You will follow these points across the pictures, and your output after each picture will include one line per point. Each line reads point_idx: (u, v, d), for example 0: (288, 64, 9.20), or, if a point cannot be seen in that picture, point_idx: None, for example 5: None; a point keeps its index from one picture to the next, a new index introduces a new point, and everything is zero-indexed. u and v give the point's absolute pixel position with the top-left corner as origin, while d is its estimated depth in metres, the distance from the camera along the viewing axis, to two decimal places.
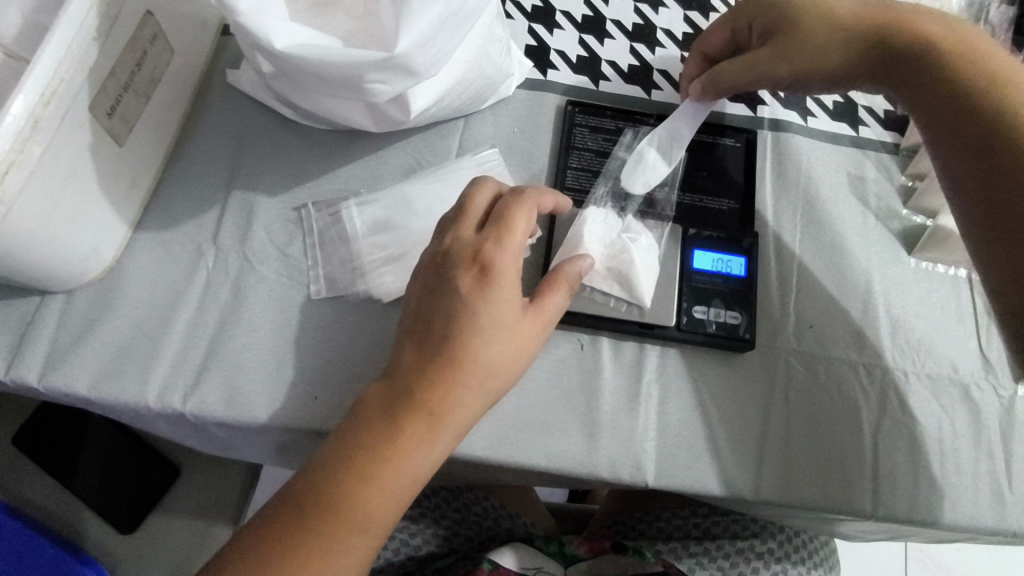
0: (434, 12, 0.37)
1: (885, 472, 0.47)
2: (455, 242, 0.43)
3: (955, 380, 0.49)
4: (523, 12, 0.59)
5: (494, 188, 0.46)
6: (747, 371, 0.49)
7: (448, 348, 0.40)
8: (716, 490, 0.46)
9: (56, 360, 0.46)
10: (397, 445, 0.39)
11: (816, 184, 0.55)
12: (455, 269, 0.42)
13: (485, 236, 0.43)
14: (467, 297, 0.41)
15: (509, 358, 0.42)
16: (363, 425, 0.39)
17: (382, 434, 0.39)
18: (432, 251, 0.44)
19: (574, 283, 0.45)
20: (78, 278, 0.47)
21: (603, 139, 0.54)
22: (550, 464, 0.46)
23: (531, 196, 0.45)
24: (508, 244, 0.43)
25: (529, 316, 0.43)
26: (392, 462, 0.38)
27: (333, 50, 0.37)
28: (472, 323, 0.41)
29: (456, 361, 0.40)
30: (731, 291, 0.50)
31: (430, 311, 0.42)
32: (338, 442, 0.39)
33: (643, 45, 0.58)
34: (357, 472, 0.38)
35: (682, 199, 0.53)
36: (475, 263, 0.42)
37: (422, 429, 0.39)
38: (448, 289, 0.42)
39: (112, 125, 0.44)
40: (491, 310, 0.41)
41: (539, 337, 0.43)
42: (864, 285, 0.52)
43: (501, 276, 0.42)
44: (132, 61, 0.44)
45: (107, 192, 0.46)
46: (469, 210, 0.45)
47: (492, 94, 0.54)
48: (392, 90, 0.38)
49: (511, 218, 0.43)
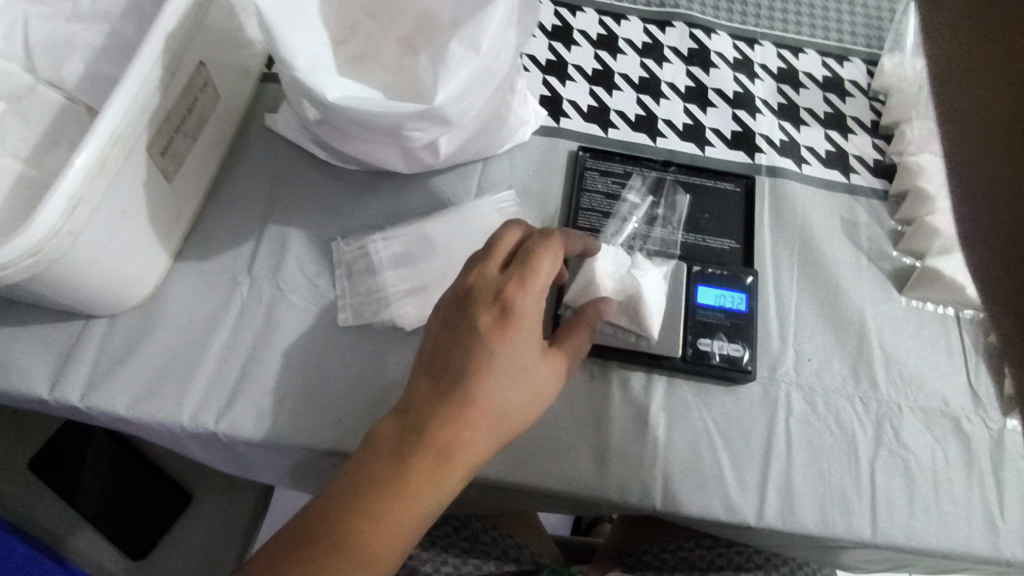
0: (469, 69, 0.41)
1: (882, 500, 0.49)
2: (478, 278, 0.43)
3: (947, 413, 0.52)
4: (538, 65, 0.64)
5: (522, 229, 0.47)
6: (750, 402, 0.52)
7: (462, 389, 0.40)
8: (720, 515, 0.48)
9: (97, 381, 0.49)
10: (405, 486, 0.38)
11: (812, 226, 0.59)
12: (475, 306, 0.42)
13: (509, 276, 0.43)
14: (486, 337, 0.41)
15: (523, 402, 0.42)
16: (375, 461, 0.39)
17: (392, 472, 0.38)
18: (454, 287, 0.44)
19: (592, 326, 0.48)
20: (122, 304, 0.50)
21: (613, 182, 0.58)
22: (563, 487, 0.48)
23: (558, 240, 0.46)
24: (531, 286, 0.43)
25: (544, 360, 0.44)
26: (402, 503, 0.38)
27: (376, 102, 0.41)
28: (488, 366, 0.40)
29: (471, 403, 0.39)
30: (733, 325, 0.53)
31: (446, 349, 0.41)
32: (348, 478, 0.38)
33: (649, 96, 0.63)
34: (364, 513, 0.37)
35: (686, 239, 0.57)
36: (496, 303, 0.42)
37: (431, 470, 0.38)
38: (467, 327, 0.41)
39: (163, 164, 0.48)
40: (509, 350, 0.41)
41: (551, 383, 0.44)
42: (858, 321, 0.55)
43: (521, 318, 0.42)
44: (184, 106, 0.49)
45: (154, 225, 0.49)
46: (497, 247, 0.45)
47: (510, 140, 0.58)
48: (428, 137, 0.42)
49: (537, 261, 0.44)
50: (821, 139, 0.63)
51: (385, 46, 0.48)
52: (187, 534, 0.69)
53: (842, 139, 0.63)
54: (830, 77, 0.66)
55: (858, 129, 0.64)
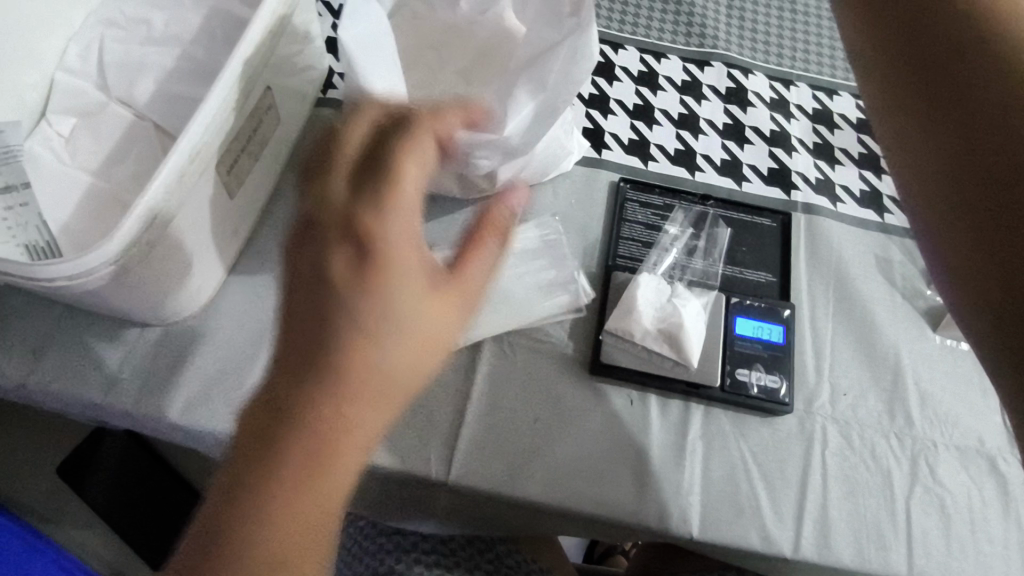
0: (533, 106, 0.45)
1: (917, 536, 0.49)
2: (326, 200, 0.36)
3: (982, 453, 0.52)
4: (581, 98, 0.66)
5: (369, 124, 0.39)
6: (786, 433, 0.52)
7: (327, 352, 0.33)
8: (757, 545, 0.48)
9: (151, 388, 0.50)
10: (312, 478, 0.32)
11: (846, 263, 0.60)
12: (330, 243, 0.35)
13: (375, 173, 0.37)
14: (343, 287, 0.34)
15: (409, 363, 0.36)
16: (264, 443, 0.33)
17: (280, 453, 0.32)
18: (301, 218, 0.37)
19: (505, 232, 0.41)
20: (178, 313, 0.52)
21: (653, 214, 0.60)
22: (601, 510, 0.49)
23: (428, 127, 0.40)
24: (396, 195, 0.36)
25: (437, 296, 0.37)
26: (309, 490, 0.32)
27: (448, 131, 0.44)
28: (368, 322, 0.34)
29: (345, 369, 0.33)
30: (771, 356, 0.54)
31: (294, 306, 0.35)
32: (247, 460, 0.33)
33: (688, 131, 0.65)
34: (273, 520, 0.32)
35: (724, 271, 0.58)
36: (353, 234, 0.35)
37: (323, 455, 0.33)
38: (319, 272, 0.35)
39: (229, 180, 0.50)
40: (389, 299, 0.35)
41: (456, 318, 0.38)
42: (893, 358, 0.56)
43: (389, 253, 0.35)
44: (251, 127, 0.51)
45: (215, 239, 0.51)
46: (345, 146, 0.38)
47: (555, 168, 0.60)
48: (491, 164, 0.47)
49: (401, 171, 0.37)
50: (855, 179, 0.65)
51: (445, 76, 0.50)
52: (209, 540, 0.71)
53: (875, 179, 0.65)
54: (864, 119, 0.68)
55: None
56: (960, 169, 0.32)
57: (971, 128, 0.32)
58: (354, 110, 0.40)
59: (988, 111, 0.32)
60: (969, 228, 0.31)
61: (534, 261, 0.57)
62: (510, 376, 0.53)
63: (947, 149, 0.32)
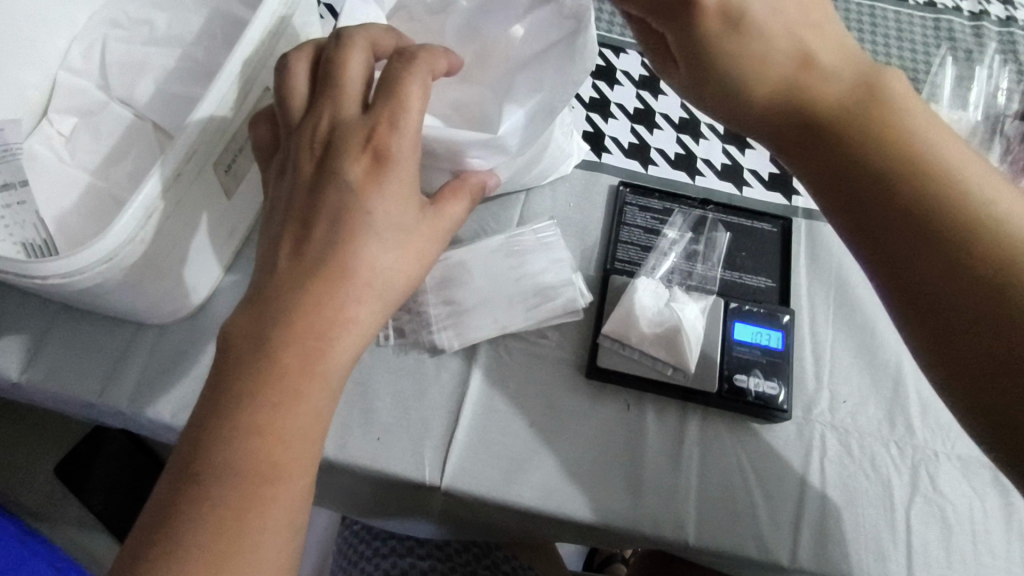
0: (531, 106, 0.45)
1: (916, 547, 0.49)
2: (340, 119, 0.41)
3: (985, 463, 0.52)
4: (581, 102, 0.66)
5: (365, 45, 0.43)
6: (784, 441, 0.52)
7: (327, 265, 0.38)
8: (754, 554, 0.48)
9: (147, 388, 0.51)
10: (298, 383, 0.37)
11: (847, 269, 0.59)
12: (344, 151, 0.40)
13: (375, 115, 0.41)
14: (359, 179, 0.40)
15: (406, 261, 0.41)
16: (264, 358, 0.37)
17: (282, 370, 0.37)
18: (307, 142, 0.42)
19: (474, 194, 0.45)
20: (174, 314, 0.52)
21: (651, 218, 0.60)
22: (595, 516, 0.48)
23: (422, 61, 0.42)
24: (403, 126, 0.40)
25: (420, 220, 0.42)
26: (295, 399, 0.37)
27: (444, 130, 0.44)
28: (366, 211, 0.39)
29: (343, 275, 0.38)
30: (770, 362, 0.53)
31: (310, 201, 0.40)
32: (244, 371, 0.37)
33: (688, 136, 0.65)
34: (261, 430, 0.36)
35: (723, 276, 0.58)
36: (367, 148, 0.40)
37: (309, 365, 0.37)
38: (335, 175, 0.40)
39: (227, 181, 0.50)
40: (385, 203, 0.40)
41: (433, 243, 0.43)
42: (894, 365, 0.55)
43: (396, 158, 0.40)
44: None
45: (212, 240, 0.51)
46: (347, 86, 0.42)
47: (554, 171, 0.60)
48: (487, 165, 0.46)
49: (403, 91, 0.40)
50: None
51: None
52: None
53: None
54: None
55: None
56: (935, 333, 0.34)
57: (947, 297, 0.34)
58: (355, 29, 0.44)
59: (963, 281, 0.34)
60: (964, 386, 0.34)
61: (532, 264, 0.56)
62: (506, 379, 0.53)
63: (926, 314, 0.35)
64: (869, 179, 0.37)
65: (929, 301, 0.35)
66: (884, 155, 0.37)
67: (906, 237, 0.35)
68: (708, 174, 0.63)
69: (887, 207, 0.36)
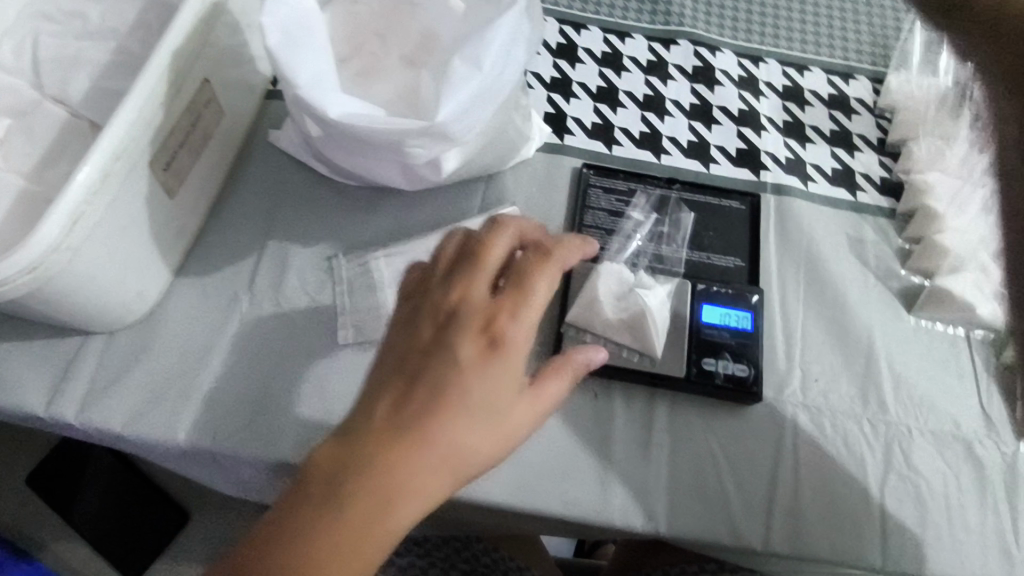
0: (472, 86, 0.42)
1: (892, 526, 0.48)
2: (467, 297, 0.39)
3: (958, 436, 0.51)
4: (541, 82, 0.64)
5: (512, 234, 0.42)
6: (755, 423, 0.51)
7: (425, 419, 0.35)
8: (727, 540, 0.47)
9: (96, 398, 0.49)
10: (355, 523, 0.33)
11: (818, 245, 0.58)
12: (460, 329, 0.38)
13: (499, 303, 0.39)
14: (466, 366, 0.37)
15: (489, 445, 0.37)
16: (334, 491, 0.33)
17: (346, 505, 0.33)
18: (438, 296, 0.40)
19: (577, 372, 0.42)
20: (121, 320, 0.50)
21: (616, 200, 0.58)
22: (564, 508, 0.47)
23: (555, 261, 0.42)
24: (523, 315, 0.39)
25: (518, 399, 0.38)
26: (347, 542, 0.33)
27: (378, 120, 0.41)
28: (462, 392, 0.36)
29: (431, 439, 0.35)
30: (739, 344, 0.52)
31: (414, 367, 0.37)
32: (311, 498, 0.33)
33: (654, 114, 0.63)
34: (310, 565, 0.32)
35: (690, 257, 0.56)
36: (484, 332, 0.38)
37: (381, 509, 0.33)
38: (445, 350, 0.37)
39: (165, 179, 0.48)
40: (484, 384, 0.37)
41: (527, 425, 0.39)
42: (866, 341, 0.54)
43: (509, 343, 0.38)
44: (188, 123, 0.49)
45: (155, 240, 0.49)
46: (488, 257, 0.41)
47: (514, 156, 0.58)
48: (428, 154, 0.42)
49: (530, 289, 0.40)
50: (826, 157, 0.63)
51: (387, 62, 0.48)
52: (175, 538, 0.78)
53: (848, 156, 0.63)
54: (836, 95, 0.65)
55: (865, 146, 0.63)
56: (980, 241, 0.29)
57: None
58: (508, 217, 0.43)
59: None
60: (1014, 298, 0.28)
61: None
62: None
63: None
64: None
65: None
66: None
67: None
68: (673, 153, 0.61)
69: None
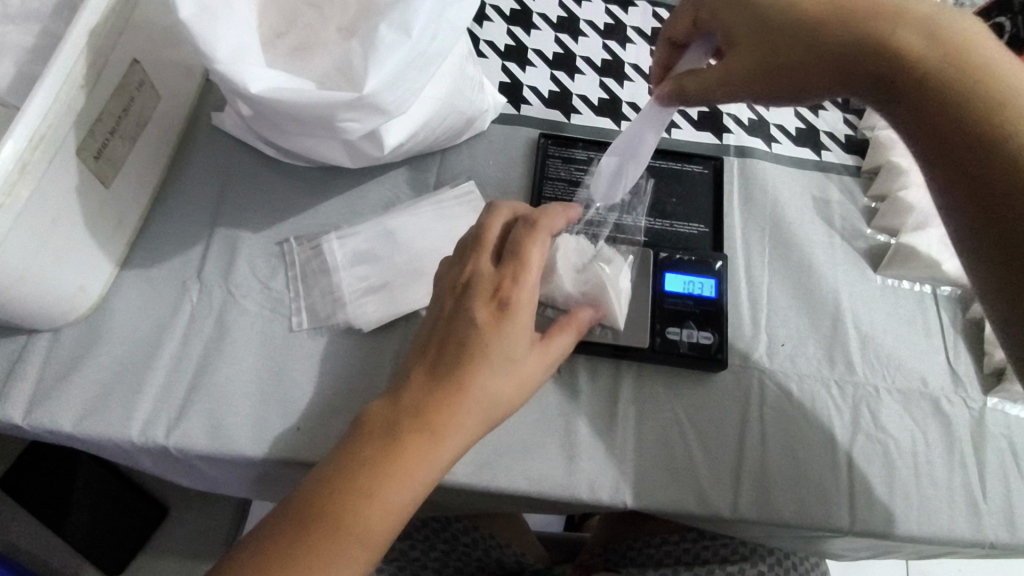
0: (402, 54, 0.41)
1: (862, 486, 0.47)
2: (474, 272, 0.44)
3: (925, 394, 0.51)
4: (496, 52, 0.62)
5: (510, 214, 0.48)
6: (722, 391, 0.50)
7: (456, 373, 0.40)
8: (696, 509, 0.46)
9: (41, 398, 0.46)
10: (400, 458, 0.38)
11: (782, 206, 0.57)
12: (473, 300, 0.43)
13: (504, 272, 0.44)
14: (481, 328, 0.41)
15: (511, 389, 0.42)
16: (380, 437, 0.39)
17: (390, 447, 0.38)
18: (453, 277, 0.45)
19: (582, 329, 0.46)
20: (64, 316, 0.48)
21: (575, 169, 0.57)
22: (530, 487, 0.46)
23: (543, 228, 0.46)
24: (524, 280, 0.43)
25: (533, 352, 0.43)
26: (396, 473, 0.38)
27: (308, 94, 0.41)
28: (484, 348, 0.41)
29: (461, 387, 0.40)
30: (703, 312, 0.51)
31: (442, 335, 0.42)
32: (360, 445, 0.39)
33: (613, 79, 0.62)
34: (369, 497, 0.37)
35: (652, 225, 0.55)
36: (494, 298, 0.43)
37: (423, 446, 0.39)
38: (463, 318, 0.42)
39: (98, 168, 0.46)
40: (503, 345, 0.41)
41: (541, 374, 0.44)
42: (832, 302, 0.53)
43: (517, 308, 0.42)
44: (118, 107, 0.47)
45: (93, 231, 0.47)
46: (488, 241, 0.46)
47: (468, 130, 0.56)
48: (363, 126, 0.43)
49: (527, 254, 0.44)
50: (790, 118, 0.61)
51: (324, 34, 0.46)
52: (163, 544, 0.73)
53: (812, 115, 0.61)
54: None
55: (829, 104, 0.62)
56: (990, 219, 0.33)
57: (981, 175, 0.33)
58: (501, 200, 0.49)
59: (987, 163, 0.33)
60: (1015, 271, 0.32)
61: (451, 228, 0.54)
62: None
63: (972, 191, 0.33)
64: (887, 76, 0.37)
65: (970, 180, 0.33)
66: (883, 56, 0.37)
67: (931, 131, 0.35)
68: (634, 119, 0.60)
69: (909, 97, 0.36)
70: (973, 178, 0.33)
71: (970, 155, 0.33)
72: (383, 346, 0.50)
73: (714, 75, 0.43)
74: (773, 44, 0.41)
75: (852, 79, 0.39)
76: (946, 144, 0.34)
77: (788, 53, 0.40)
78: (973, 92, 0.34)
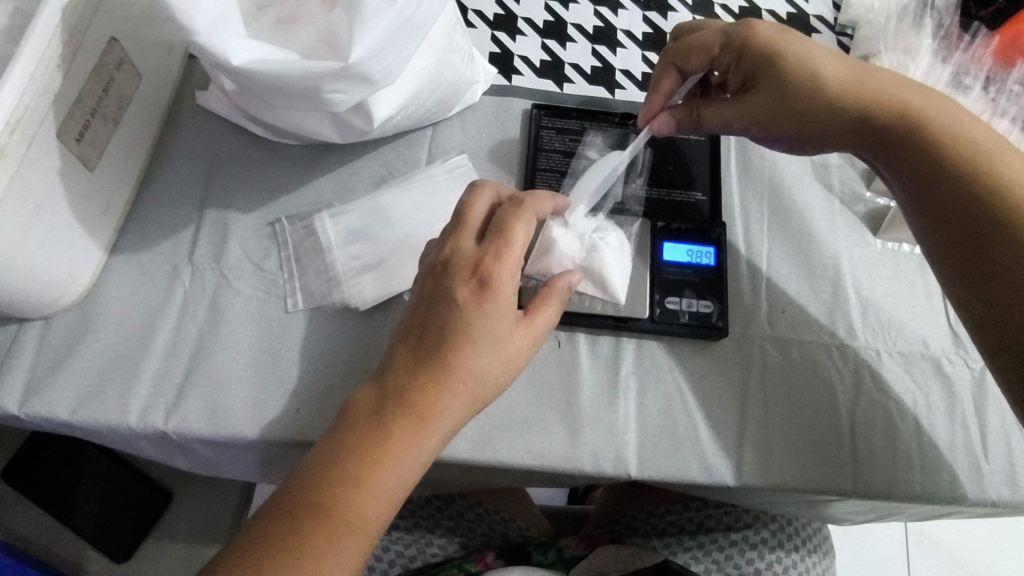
0: (387, 21, 0.40)
1: (864, 449, 0.47)
2: (455, 251, 0.43)
3: (927, 356, 0.50)
4: (485, 21, 0.61)
5: (491, 192, 0.46)
6: (722, 358, 0.50)
7: (443, 355, 0.40)
8: (699, 477, 0.46)
9: (35, 387, 0.46)
10: (388, 444, 0.38)
11: (781, 172, 0.56)
12: (453, 279, 0.42)
13: (484, 249, 0.43)
14: (464, 309, 0.41)
15: (498, 368, 0.41)
16: (364, 424, 0.39)
17: (374, 436, 0.38)
18: (433, 258, 0.44)
19: (564, 297, 0.46)
20: (55, 303, 0.47)
21: (570, 139, 0.56)
22: (533, 461, 0.46)
23: (528, 206, 0.45)
24: (507, 258, 0.43)
25: (518, 328, 0.42)
26: (386, 460, 0.38)
27: (291, 65, 0.40)
28: (466, 329, 0.41)
29: (446, 369, 0.40)
30: (701, 281, 0.51)
31: (423, 317, 0.42)
32: (343, 432, 0.39)
33: (605, 47, 0.60)
34: (358, 487, 0.37)
35: (650, 195, 0.55)
36: (474, 275, 0.42)
37: (410, 430, 0.39)
38: (444, 297, 0.42)
39: (81, 151, 0.45)
40: (486, 322, 0.41)
41: (529, 349, 0.43)
42: (832, 268, 0.53)
43: (498, 285, 0.42)
44: (99, 88, 0.45)
45: (80, 215, 0.46)
46: (469, 219, 0.45)
47: (458, 101, 0.55)
48: (351, 98, 0.42)
49: (510, 232, 0.43)
50: None
51: (309, 5, 0.44)
52: (188, 522, 0.71)
53: None
54: (795, 14, 0.64)
55: None
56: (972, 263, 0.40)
57: (970, 219, 0.40)
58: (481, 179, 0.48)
59: (980, 213, 0.40)
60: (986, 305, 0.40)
61: (445, 203, 0.53)
62: None
63: (960, 238, 0.41)
64: (893, 135, 0.44)
65: (958, 228, 0.41)
66: (894, 118, 0.44)
67: (925, 184, 0.42)
68: (630, 86, 0.59)
69: (906, 157, 0.43)
70: (959, 224, 0.41)
71: (963, 210, 0.41)
72: (380, 326, 0.49)
73: (735, 115, 0.49)
74: (789, 103, 0.46)
75: (862, 134, 0.45)
76: (947, 201, 0.41)
77: (806, 114, 0.46)
78: (956, 153, 0.41)
